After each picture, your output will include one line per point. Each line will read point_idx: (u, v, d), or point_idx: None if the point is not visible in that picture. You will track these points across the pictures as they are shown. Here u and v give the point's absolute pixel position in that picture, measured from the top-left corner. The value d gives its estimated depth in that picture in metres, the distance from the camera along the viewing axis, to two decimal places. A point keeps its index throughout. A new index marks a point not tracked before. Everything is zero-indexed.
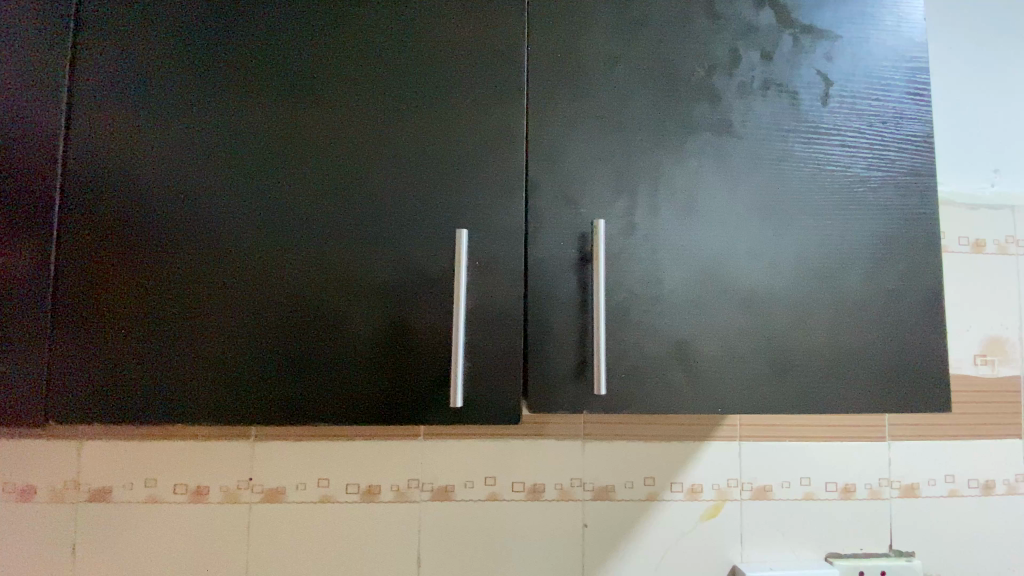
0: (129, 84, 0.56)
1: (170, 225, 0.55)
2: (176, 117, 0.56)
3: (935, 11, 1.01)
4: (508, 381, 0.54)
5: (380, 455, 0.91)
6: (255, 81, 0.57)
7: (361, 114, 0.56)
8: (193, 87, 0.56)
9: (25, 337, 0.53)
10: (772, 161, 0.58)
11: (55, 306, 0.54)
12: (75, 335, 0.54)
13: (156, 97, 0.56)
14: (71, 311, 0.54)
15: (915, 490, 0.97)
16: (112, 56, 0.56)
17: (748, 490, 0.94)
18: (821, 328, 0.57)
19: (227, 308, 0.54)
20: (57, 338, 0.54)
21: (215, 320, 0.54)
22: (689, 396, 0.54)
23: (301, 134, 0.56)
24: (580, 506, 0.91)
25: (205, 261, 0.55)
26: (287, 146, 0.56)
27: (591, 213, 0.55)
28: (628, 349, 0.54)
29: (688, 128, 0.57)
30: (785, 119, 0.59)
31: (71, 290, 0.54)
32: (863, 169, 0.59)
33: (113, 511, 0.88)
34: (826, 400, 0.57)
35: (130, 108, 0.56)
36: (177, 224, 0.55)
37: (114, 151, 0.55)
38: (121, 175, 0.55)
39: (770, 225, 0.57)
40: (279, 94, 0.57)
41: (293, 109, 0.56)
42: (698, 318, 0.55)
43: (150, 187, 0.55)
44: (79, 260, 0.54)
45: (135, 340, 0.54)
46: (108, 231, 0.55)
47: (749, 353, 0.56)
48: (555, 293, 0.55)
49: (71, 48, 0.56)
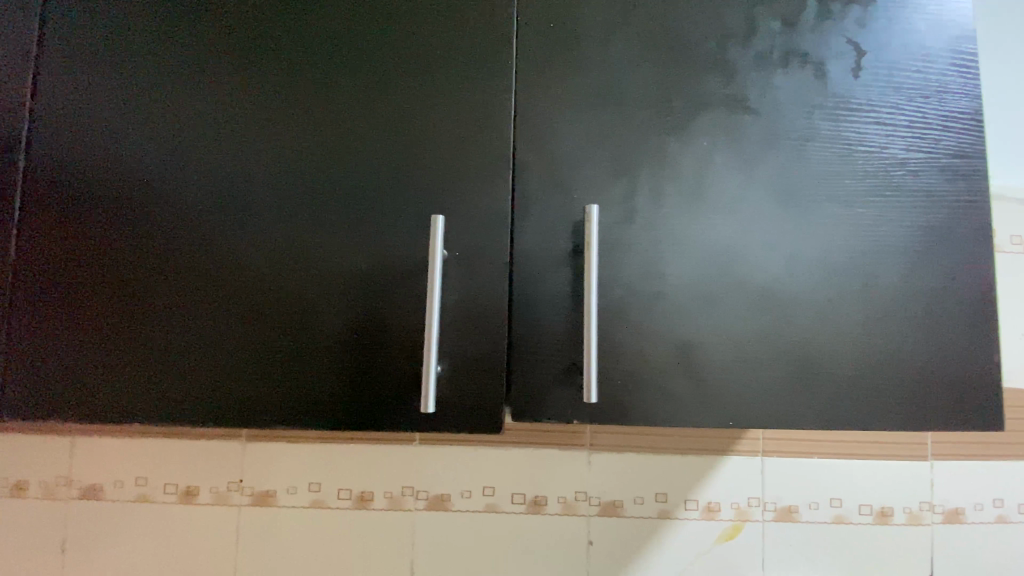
0: (96, 63, 0.53)
1: (140, 209, 0.52)
2: (146, 93, 0.53)
3: None
4: (490, 384, 0.48)
5: (373, 460, 0.86)
6: (226, 56, 0.53)
7: (337, 93, 0.52)
8: (161, 65, 0.53)
9: None
10: (794, 142, 0.51)
11: (17, 298, 0.51)
12: (41, 328, 0.51)
13: (123, 76, 0.53)
14: (33, 304, 0.51)
15: (959, 515, 0.87)
16: (80, 30, 0.53)
17: (771, 510, 0.86)
18: (851, 332, 0.50)
19: (191, 302, 0.51)
20: (18, 332, 0.51)
21: (184, 312, 0.51)
22: (695, 406, 0.48)
23: (272, 114, 0.52)
24: (585, 522, 0.85)
25: (175, 249, 0.51)
26: (258, 126, 0.52)
27: (586, 199, 0.49)
28: (624, 352, 0.48)
29: (696, 105, 0.51)
30: (809, 93, 0.52)
31: (34, 281, 0.51)
32: (900, 150, 0.52)
33: (104, 509, 0.86)
34: (858, 415, 0.49)
35: (96, 87, 0.53)
36: (142, 211, 0.52)
37: (83, 131, 0.52)
38: (86, 159, 0.52)
39: (790, 214, 0.50)
40: (252, 72, 0.53)
41: (264, 87, 0.53)
42: (706, 317, 0.49)
43: (116, 172, 0.52)
44: (45, 245, 0.51)
45: (102, 333, 0.51)
46: (73, 218, 0.52)
47: (766, 358, 0.49)
48: (542, 288, 0.49)
49: (38, 26, 0.53)
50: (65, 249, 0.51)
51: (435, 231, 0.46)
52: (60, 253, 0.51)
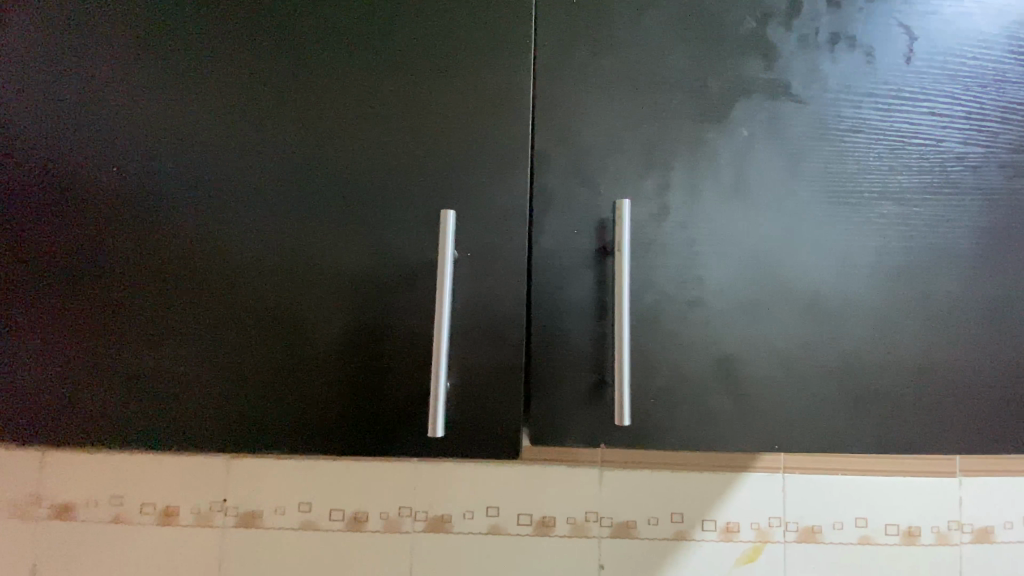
0: (43, 26, 0.45)
1: (101, 200, 0.44)
2: (103, 60, 0.45)
3: None
4: (505, 403, 0.43)
5: (369, 478, 0.80)
6: (198, 18, 0.46)
7: (327, 70, 0.45)
8: (122, 31, 0.45)
9: None
10: (843, 133, 0.46)
11: None
12: None
13: (77, 43, 0.45)
14: None
15: (989, 535, 0.83)
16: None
17: (794, 531, 0.81)
18: (907, 345, 0.45)
19: (164, 307, 0.44)
20: None
21: (158, 315, 0.44)
22: (736, 428, 0.43)
23: (252, 90, 0.45)
24: (597, 544, 0.79)
25: (145, 243, 0.44)
26: (233, 103, 0.45)
27: (613, 194, 0.44)
28: (657, 366, 0.43)
29: (735, 91, 0.45)
30: (858, 79, 0.47)
31: None
32: (957, 144, 0.47)
33: (75, 531, 0.79)
34: (915, 437, 0.44)
35: (45, 56, 0.45)
36: (104, 202, 0.44)
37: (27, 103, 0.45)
38: (36, 141, 0.45)
39: (840, 212, 0.45)
40: (228, 42, 0.45)
41: (242, 58, 0.45)
42: (748, 328, 0.43)
43: (73, 157, 0.45)
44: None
45: (66, 339, 0.44)
46: (22, 209, 0.44)
47: (815, 374, 0.44)
48: (565, 294, 0.44)
49: None
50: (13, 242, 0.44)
51: (446, 226, 0.41)
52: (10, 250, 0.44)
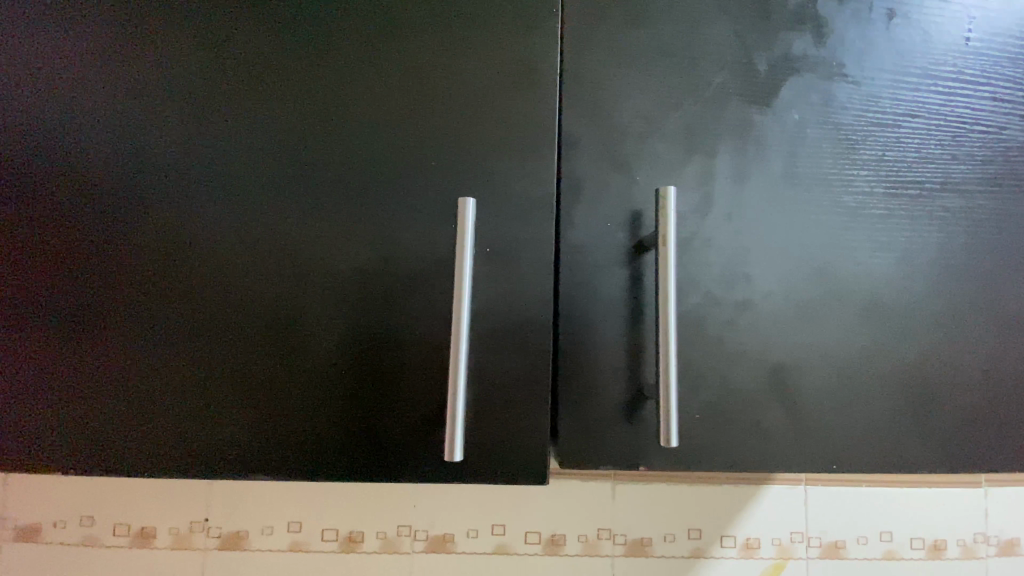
0: None
1: (62, 187, 0.39)
2: (61, 19, 0.39)
3: None
4: (530, 420, 0.37)
5: (364, 495, 0.74)
6: None
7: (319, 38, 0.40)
8: None
9: None
10: (900, 118, 0.41)
11: None
12: None
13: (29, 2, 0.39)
14: None
15: (1018, 547, 0.78)
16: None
17: (816, 547, 0.76)
18: (976, 354, 0.40)
19: (136, 310, 0.38)
20: None
21: (133, 316, 0.38)
22: (789, 447, 0.38)
23: (234, 61, 0.39)
24: (609, 563, 0.74)
25: (115, 236, 0.38)
26: (214, 73, 0.39)
27: (650, 183, 0.39)
28: (702, 377, 0.38)
29: (783, 69, 0.41)
30: (915, 59, 0.42)
31: None
32: (1020, 133, 0.42)
33: (41, 555, 0.72)
34: (985, 454, 0.40)
35: None
36: (64, 190, 0.39)
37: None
38: None
39: (899, 205, 0.41)
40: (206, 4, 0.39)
41: (226, 22, 0.39)
42: (801, 334, 0.39)
43: (25, 137, 0.39)
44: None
45: (23, 348, 0.38)
46: None
47: (875, 386, 0.39)
48: (597, 296, 0.39)
49: None
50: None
51: (465, 216, 0.35)
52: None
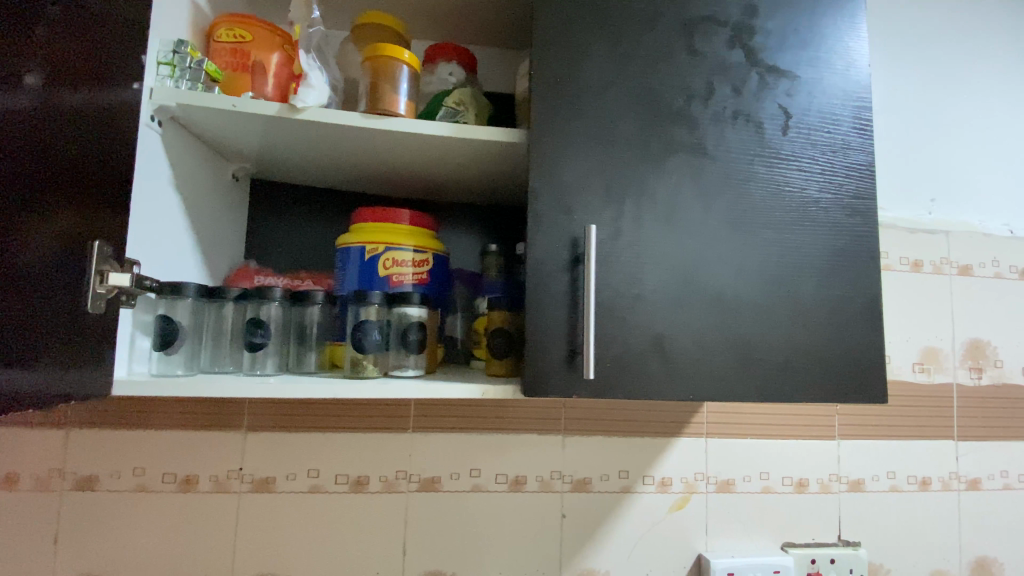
0: (75, 35, 0.49)
1: (53, 129, 0.46)
2: (42, 22, 0.44)
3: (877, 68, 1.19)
4: None
5: (369, 447, 0.94)
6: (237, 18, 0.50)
7: None
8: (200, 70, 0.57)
9: (71, 322, 0.51)
10: (740, 181, 0.66)
11: (79, 277, 0.52)
12: (62, 315, 0.49)
13: (58, 33, 0.47)
14: (77, 277, 0.52)
15: (860, 484, 1.07)
16: (132, 35, 0.59)
17: (713, 483, 1.02)
18: (783, 330, 0.64)
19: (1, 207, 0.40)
20: (70, 326, 0.51)
21: None
22: (666, 385, 0.61)
23: None
24: (559, 497, 0.97)
25: (13, 147, 0.42)
26: None
27: (584, 220, 0.62)
28: (614, 342, 0.61)
29: (668, 148, 0.65)
30: (751, 144, 0.67)
31: (80, 249, 0.52)
32: (815, 192, 0.68)
33: (100, 500, 0.88)
34: (787, 391, 0.64)
35: (69, 57, 0.48)
36: (48, 128, 0.46)
37: (104, 113, 0.55)
38: (79, 119, 0.50)
39: (736, 236, 0.65)
40: None
41: None
42: (672, 316, 0.62)
43: (64, 106, 0.48)
44: (121, 277, 0.57)
45: (32, 291, 0.45)
46: (83, 161, 0.51)
47: (717, 348, 0.63)
48: (549, 290, 0.61)
49: (105, 36, 0.54)
50: (105, 283, 0.55)
51: None
52: (131, 263, 0.60)
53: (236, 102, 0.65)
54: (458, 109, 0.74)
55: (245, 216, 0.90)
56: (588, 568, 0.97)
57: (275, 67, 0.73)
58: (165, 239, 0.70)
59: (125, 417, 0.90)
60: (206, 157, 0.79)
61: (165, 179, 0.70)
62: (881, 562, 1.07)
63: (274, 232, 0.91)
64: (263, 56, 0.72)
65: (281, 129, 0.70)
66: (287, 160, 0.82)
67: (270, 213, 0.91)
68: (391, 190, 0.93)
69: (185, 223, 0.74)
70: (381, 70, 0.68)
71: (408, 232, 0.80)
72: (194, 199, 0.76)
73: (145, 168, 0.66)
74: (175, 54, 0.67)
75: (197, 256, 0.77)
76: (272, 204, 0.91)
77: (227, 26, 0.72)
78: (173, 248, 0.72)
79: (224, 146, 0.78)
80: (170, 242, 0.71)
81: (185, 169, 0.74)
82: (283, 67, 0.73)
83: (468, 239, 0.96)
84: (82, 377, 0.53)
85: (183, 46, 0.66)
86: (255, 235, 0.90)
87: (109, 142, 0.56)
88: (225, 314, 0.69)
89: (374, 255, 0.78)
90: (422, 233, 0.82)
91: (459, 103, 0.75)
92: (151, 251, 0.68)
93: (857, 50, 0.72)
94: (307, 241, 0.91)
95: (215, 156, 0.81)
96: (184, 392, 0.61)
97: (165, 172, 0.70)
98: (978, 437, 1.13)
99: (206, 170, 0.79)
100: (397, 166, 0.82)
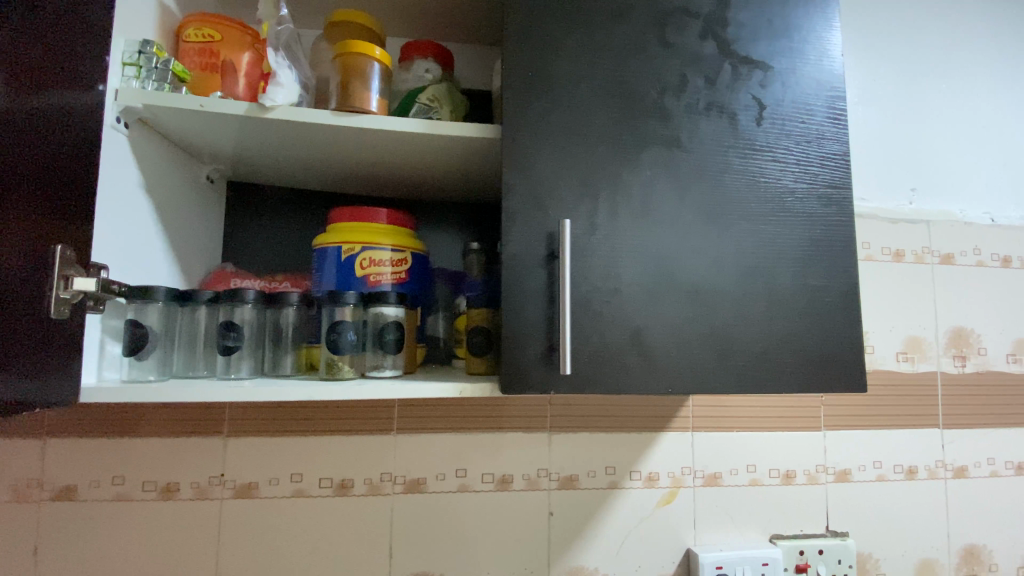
0: (36, 37, 0.48)
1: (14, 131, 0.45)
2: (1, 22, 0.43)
3: (855, 60, 1.20)
4: None
5: (352, 450, 0.93)
6: None
7: None
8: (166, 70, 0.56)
9: (35, 329, 0.50)
10: (715, 173, 0.66)
11: (42, 280, 0.51)
12: (25, 321, 0.48)
13: (19, 35, 0.45)
14: (39, 280, 0.50)
15: (846, 474, 1.07)
16: (96, 36, 0.58)
17: (701, 477, 1.02)
18: (761, 320, 0.64)
19: None
20: (34, 333, 0.50)
21: None
22: (645, 379, 0.61)
23: None
24: (547, 495, 0.97)
25: None
26: None
27: (559, 215, 0.62)
28: (591, 336, 0.61)
29: (642, 141, 0.64)
30: (725, 135, 0.66)
31: (43, 253, 0.51)
32: (791, 182, 0.68)
33: (79, 510, 0.87)
34: (766, 382, 0.64)
35: (31, 59, 0.47)
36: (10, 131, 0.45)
37: (66, 116, 0.53)
38: (41, 122, 0.49)
39: (712, 228, 0.65)
40: None
41: None
42: (649, 309, 0.62)
43: (26, 108, 0.47)
44: (87, 282, 0.56)
45: None
46: (47, 164, 0.50)
47: (695, 340, 0.63)
48: (525, 286, 0.60)
49: (67, 37, 0.53)
50: (71, 288, 0.54)
51: None
52: (96, 268, 0.59)
53: (203, 102, 0.64)
54: (431, 106, 0.74)
55: (221, 218, 0.88)
56: (578, 565, 0.96)
57: (245, 66, 0.72)
58: (136, 243, 0.69)
59: (103, 425, 0.88)
60: (178, 159, 0.78)
61: (134, 182, 0.68)
62: (870, 552, 1.07)
63: (251, 235, 0.90)
64: (232, 55, 0.71)
65: (252, 129, 0.69)
66: (262, 161, 0.81)
67: (247, 215, 0.90)
68: (369, 189, 0.92)
69: (156, 227, 0.73)
70: (352, 67, 0.67)
71: (385, 231, 0.79)
72: (166, 202, 0.75)
73: (112, 171, 0.65)
74: (141, 54, 0.65)
75: (170, 261, 0.76)
76: (248, 206, 0.90)
77: (195, 25, 0.71)
78: (144, 252, 0.70)
79: (196, 148, 0.77)
80: (141, 246, 0.70)
81: (155, 172, 0.72)
82: (254, 67, 0.72)
83: (449, 238, 0.96)
84: (49, 385, 0.52)
85: (149, 46, 0.65)
86: (231, 238, 0.89)
87: (72, 145, 0.55)
88: (199, 318, 0.68)
89: (351, 255, 0.77)
90: (399, 232, 0.81)
91: (433, 99, 0.74)
92: (121, 255, 0.66)
93: (830, 40, 0.72)
94: (285, 242, 0.90)
95: (188, 158, 0.80)
96: (155, 398, 0.60)
97: (134, 175, 0.69)
98: (963, 425, 1.14)
99: (178, 172, 0.78)
100: (372, 164, 0.81)
